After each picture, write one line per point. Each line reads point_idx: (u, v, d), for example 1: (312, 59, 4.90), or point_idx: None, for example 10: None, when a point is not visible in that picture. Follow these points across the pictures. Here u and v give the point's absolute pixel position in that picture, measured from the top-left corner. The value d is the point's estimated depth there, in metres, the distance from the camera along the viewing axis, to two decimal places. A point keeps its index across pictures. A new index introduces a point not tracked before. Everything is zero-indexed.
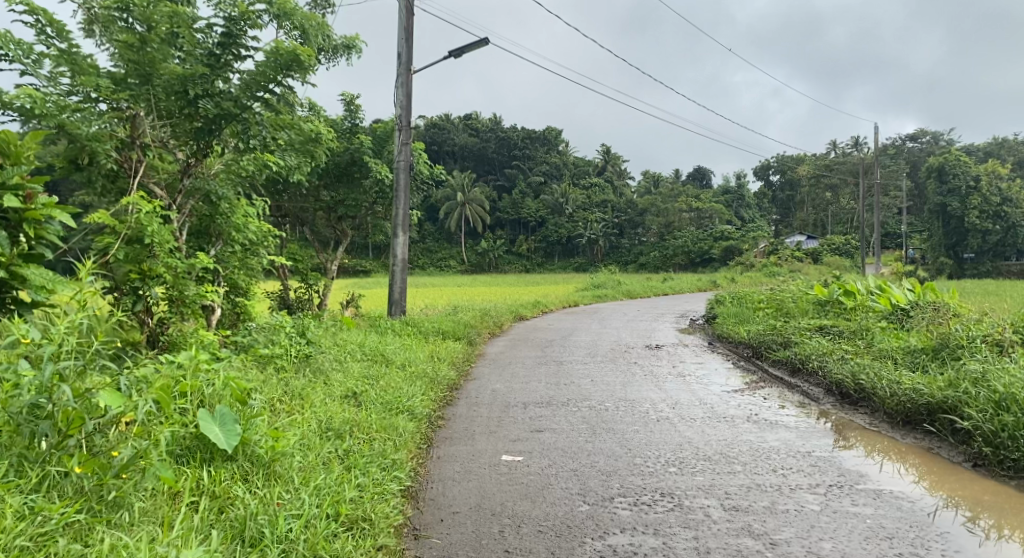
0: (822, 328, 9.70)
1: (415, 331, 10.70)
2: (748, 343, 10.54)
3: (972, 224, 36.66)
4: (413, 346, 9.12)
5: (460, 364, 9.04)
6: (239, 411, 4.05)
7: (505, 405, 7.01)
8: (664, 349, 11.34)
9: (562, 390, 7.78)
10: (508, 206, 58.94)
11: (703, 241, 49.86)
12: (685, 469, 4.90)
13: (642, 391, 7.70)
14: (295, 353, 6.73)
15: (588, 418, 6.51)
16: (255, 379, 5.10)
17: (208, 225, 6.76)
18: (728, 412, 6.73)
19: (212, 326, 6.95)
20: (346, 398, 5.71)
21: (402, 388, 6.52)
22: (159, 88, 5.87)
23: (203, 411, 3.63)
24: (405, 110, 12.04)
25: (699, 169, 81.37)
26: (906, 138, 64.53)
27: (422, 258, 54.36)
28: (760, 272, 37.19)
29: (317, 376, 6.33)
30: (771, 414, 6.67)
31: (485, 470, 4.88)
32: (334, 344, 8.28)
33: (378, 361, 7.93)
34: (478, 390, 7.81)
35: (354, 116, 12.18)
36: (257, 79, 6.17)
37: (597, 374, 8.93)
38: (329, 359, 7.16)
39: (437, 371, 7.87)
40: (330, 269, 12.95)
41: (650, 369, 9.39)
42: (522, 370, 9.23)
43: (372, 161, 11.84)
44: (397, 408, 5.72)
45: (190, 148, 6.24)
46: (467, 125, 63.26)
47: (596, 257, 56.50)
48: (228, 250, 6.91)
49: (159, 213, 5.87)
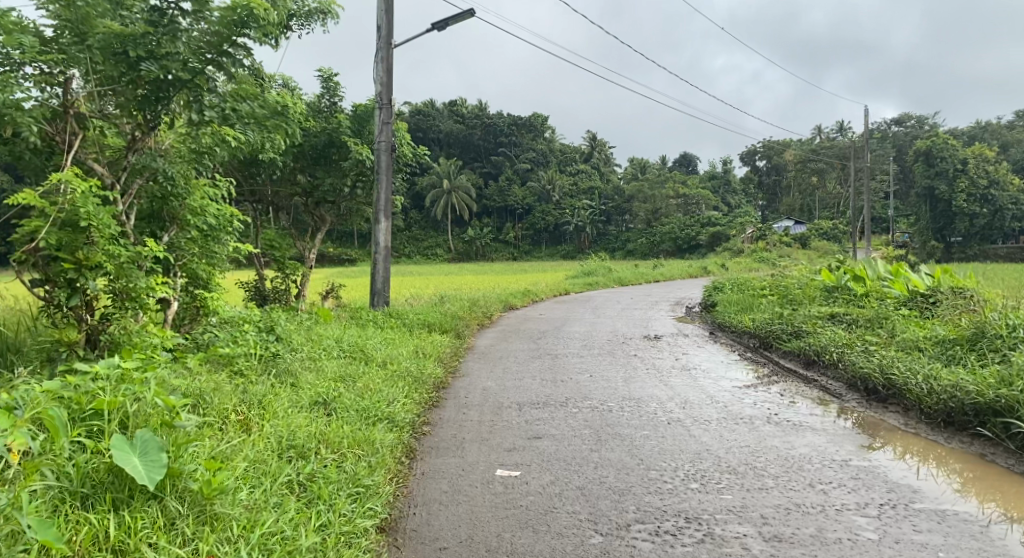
0: (833, 317, 9.06)
1: (399, 323, 9.98)
2: (754, 332, 9.90)
3: (960, 207, 36.27)
4: (396, 341, 8.38)
5: (447, 360, 8.33)
6: (165, 435, 3.29)
7: (497, 408, 6.31)
8: (663, 340, 10.68)
9: (560, 389, 7.09)
10: (495, 193, 58.13)
11: (691, 227, 49.28)
12: (710, 486, 4.23)
13: (648, 389, 7.02)
14: (259, 352, 6.00)
15: (591, 421, 5.82)
16: (203, 385, 4.35)
17: (159, 207, 5.99)
18: (745, 412, 6.06)
19: (168, 323, 6.18)
20: (315, 405, 4.98)
21: (382, 391, 5.80)
22: (95, 48, 5.13)
23: (118, 440, 2.96)
24: (386, 87, 11.24)
25: (686, 156, 80.84)
26: (893, 122, 64.15)
27: (408, 247, 53.59)
28: (749, 259, 36.74)
29: (284, 379, 5.62)
30: (792, 413, 6.02)
31: (477, 489, 4.18)
32: (308, 339, 7.54)
33: (356, 359, 7.20)
34: (467, 389, 7.10)
35: (332, 94, 11.38)
36: (215, 41, 5.47)
37: (596, 368, 8.24)
38: (300, 358, 6.44)
39: (422, 369, 7.16)
40: (308, 258, 12.18)
41: (652, 362, 8.72)
42: (514, 365, 8.53)
43: (350, 141, 11.05)
44: (372, 415, 5.01)
45: (137, 120, 5.52)
46: (452, 111, 62.24)
47: (584, 244, 55.85)
48: (183, 236, 6.15)
49: (99, 193, 5.08)
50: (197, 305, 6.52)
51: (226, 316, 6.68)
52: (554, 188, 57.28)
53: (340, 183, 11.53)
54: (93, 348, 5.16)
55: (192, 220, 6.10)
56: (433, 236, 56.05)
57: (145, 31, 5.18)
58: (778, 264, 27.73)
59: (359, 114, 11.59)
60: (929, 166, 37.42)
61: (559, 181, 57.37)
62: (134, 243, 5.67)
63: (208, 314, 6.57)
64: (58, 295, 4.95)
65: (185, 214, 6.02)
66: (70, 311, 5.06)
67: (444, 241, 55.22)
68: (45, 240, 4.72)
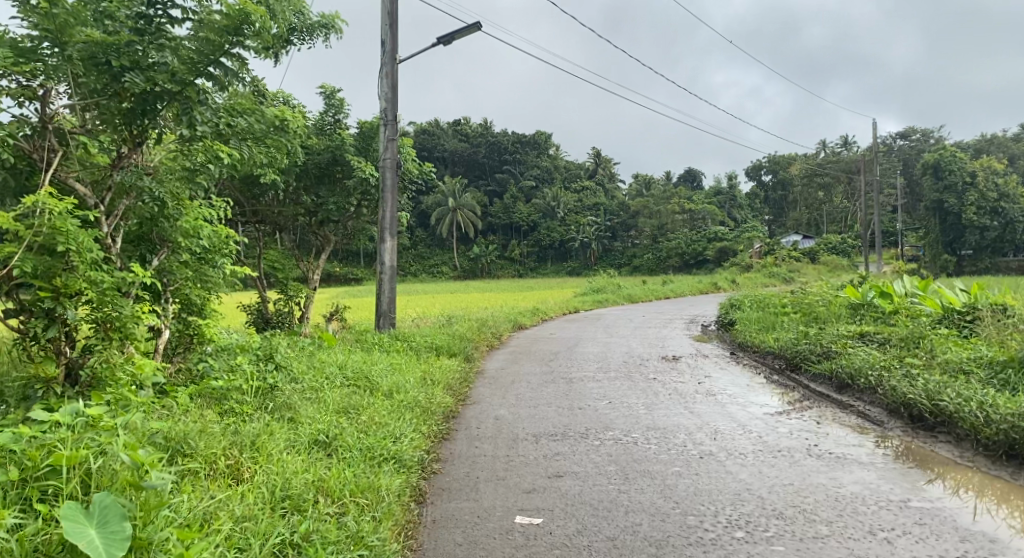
0: (864, 336, 8.59)
1: (405, 346, 9.55)
2: (780, 353, 9.41)
3: (970, 220, 35.71)
4: (403, 367, 7.93)
5: (457, 386, 7.88)
6: (133, 496, 2.99)
7: (512, 440, 5.87)
8: (682, 361, 10.20)
9: (578, 417, 6.63)
10: (500, 211, 57.78)
11: (698, 243, 48.77)
12: (757, 535, 3.78)
13: (673, 417, 6.55)
14: (256, 383, 5.57)
15: (616, 455, 5.37)
16: (192, 426, 4.02)
17: (149, 229, 5.62)
18: (781, 443, 5.61)
19: (158, 354, 5.78)
20: (314, 445, 4.56)
21: (389, 425, 5.36)
22: (75, 59, 4.73)
23: (68, 508, 2.67)
24: (391, 103, 10.88)
25: (692, 171, 80.45)
26: (899, 135, 63.72)
27: (413, 265, 53.26)
28: (758, 274, 36.22)
29: (283, 414, 5.20)
30: (834, 444, 5.54)
31: (495, 541, 3.73)
32: (310, 366, 7.11)
33: (361, 388, 6.76)
34: (479, 418, 6.65)
35: (336, 110, 11.04)
36: (207, 50, 5.08)
37: (615, 394, 7.77)
38: (300, 389, 6.01)
39: (431, 398, 6.71)
40: (312, 279, 11.79)
41: (673, 386, 8.25)
42: (527, 390, 8.06)
43: (355, 159, 10.69)
44: (376, 455, 4.57)
45: (123, 135, 5.14)
46: (456, 130, 62.13)
47: (590, 260, 55.40)
48: (174, 260, 5.78)
49: (77, 215, 4.64)
50: (191, 333, 6.12)
51: (222, 344, 6.27)
52: (559, 205, 56.95)
53: (345, 202, 11.16)
54: (73, 382, 4.83)
55: (185, 243, 5.72)
56: (439, 254, 55.73)
57: (129, 39, 4.81)
58: (787, 279, 27.21)
59: (364, 132, 11.24)
60: (937, 179, 36.93)
61: (564, 198, 57.06)
62: (121, 269, 5.30)
63: (203, 343, 6.17)
64: (33, 327, 4.55)
65: (175, 236, 5.63)
66: (48, 343, 4.67)
67: (449, 260, 54.87)
68: (20, 266, 4.29)
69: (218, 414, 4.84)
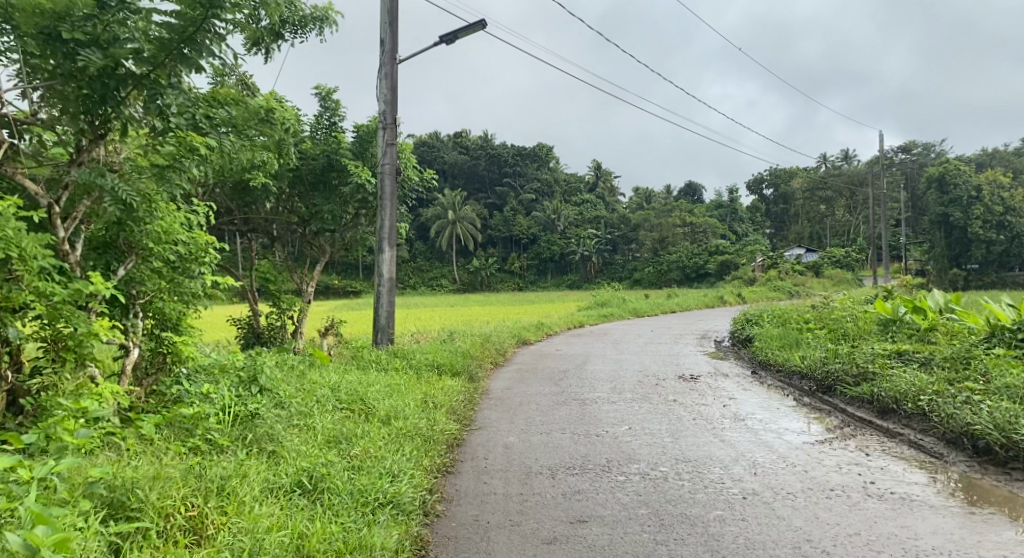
0: (902, 355, 7.93)
1: (405, 364, 8.88)
2: (808, 373, 8.73)
3: (976, 234, 35.03)
4: (401, 387, 7.26)
5: (461, 409, 7.19)
6: None
7: (525, 474, 5.20)
8: (701, 381, 9.52)
9: (597, 446, 5.96)
10: (500, 223, 57.51)
11: (699, 256, 48.02)
12: None
13: (703, 448, 5.89)
14: (236, 410, 4.93)
15: (646, 494, 4.71)
16: (145, 471, 3.39)
17: (116, 234, 5.01)
18: (832, 480, 4.94)
19: (124, 379, 5.14)
20: (299, 487, 3.90)
21: (386, 459, 4.67)
22: (27, 38, 4.16)
23: None
24: (391, 105, 10.26)
25: (693, 185, 79.89)
26: (901, 150, 63.22)
27: (412, 278, 52.55)
28: (763, 288, 35.59)
29: (263, 449, 4.54)
30: (893, 482, 4.86)
31: None
32: (299, 387, 6.44)
33: (356, 415, 6.08)
34: (487, 447, 5.97)
35: (332, 112, 10.41)
36: (180, 26, 4.39)
37: (634, 419, 7.09)
38: (287, 417, 5.34)
39: (433, 424, 6.02)
40: (305, 291, 10.96)
41: (696, 410, 7.58)
42: (537, 413, 7.38)
43: (351, 164, 10.05)
44: (369, 500, 3.91)
45: (82, 124, 4.45)
46: (456, 143, 61.64)
47: (590, 273, 54.71)
48: (144, 268, 5.18)
49: (20, 215, 3.98)
50: (164, 353, 5.49)
51: (199, 364, 5.62)
52: (560, 218, 56.38)
53: (341, 210, 10.50)
54: (17, 411, 4.18)
55: (156, 249, 5.09)
56: (439, 267, 55.13)
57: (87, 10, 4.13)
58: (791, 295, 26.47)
59: (361, 136, 10.58)
60: (942, 193, 36.23)
61: (565, 211, 56.51)
62: (81, 279, 4.67)
63: (177, 365, 5.54)
64: None
65: (145, 241, 5.00)
66: None
67: (449, 273, 54.29)
68: None
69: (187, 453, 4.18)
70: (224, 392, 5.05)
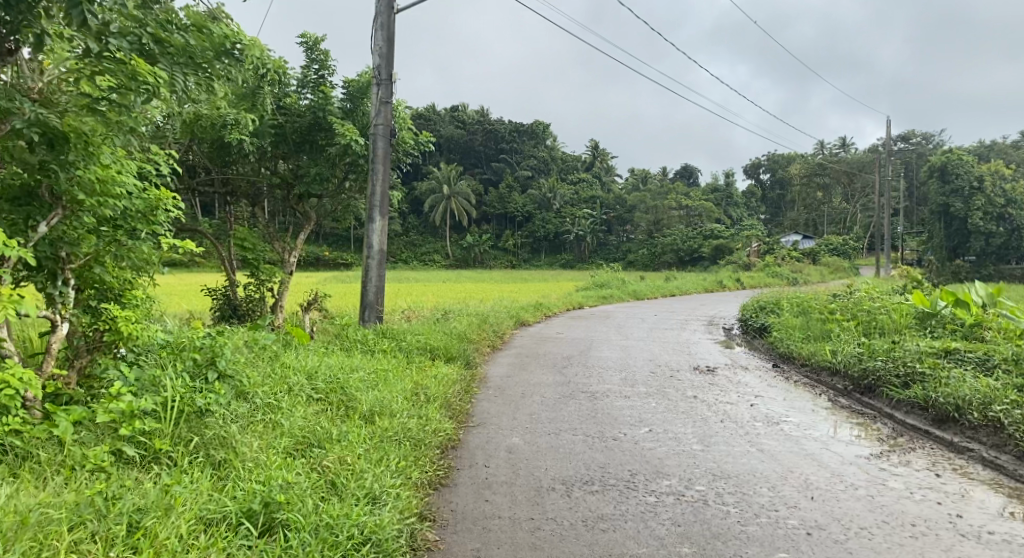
0: (953, 355, 7.04)
1: (394, 346, 7.96)
2: (842, 370, 7.84)
3: (975, 226, 33.99)
4: (388, 374, 6.32)
5: (456, 402, 6.26)
6: None
7: (537, 490, 4.32)
8: (720, 374, 8.64)
9: (617, 455, 5.06)
10: (495, 200, 56.38)
11: (694, 239, 46.73)
12: None
13: (742, 461, 5.01)
14: (181, 405, 3.94)
15: (689, 524, 3.84)
16: (12, 509, 2.81)
17: (39, 181, 4.05)
18: (911, 509, 4.10)
19: (44, 368, 4.15)
20: (249, 520, 3.08)
21: (366, 472, 3.78)
22: None
23: None
24: (386, 59, 9.18)
25: (689, 168, 78.92)
26: (902, 139, 62.21)
27: (403, 253, 51.54)
28: (760, 274, 34.63)
29: (211, 459, 3.67)
30: (986, 517, 4.01)
31: None
32: (267, 373, 5.50)
33: (334, 409, 5.18)
34: (486, 450, 5.08)
35: (319, 64, 9.37)
36: None
37: (654, 419, 6.19)
38: (248, 411, 4.44)
39: (423, 423, 5.08)
40: (287, 262, 10.06)
41: (722, 409, 6.69)
42: (540, 408, 6.47)
43: (339, 123, 9.01)
44: (339, 540, 3.06)
45: None
46: (452, 116, 60.23)
47: (583, 253, 53.77)
48: (73, 227, 4.24)
49: None
50: (102, 329, 4.54)
51: (147, 342, 4.67)
52: (555, 196, 55.22)
53: (328, 174, 9.52)
54: None
55: (89, 202, 4.09)
56: (431, 242, 54.08)
57: None
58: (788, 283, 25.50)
59: (351, 93, 9.54)
60: (944, 183, 35.12)
61: (560, 189, 55.38)
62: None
63: (117, 345, 4.61)
64: None
65: (75, 190, 4.03)
66: None
67: (441, 248, 53.23)
68: None
69: (109, 472, 3.27)
70: (170, 381, 4.08)
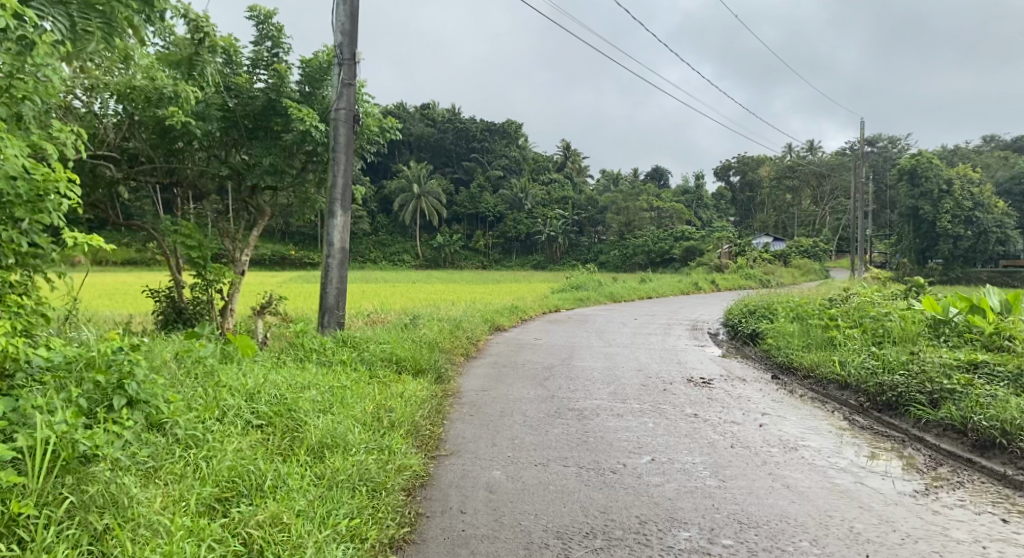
0: (981, 368, 6.30)
1: (355, 357, 7.01)
2: (854, 385, 7.08)
3: (943, 228, 33.78)
4: (343, 393, 5.37)
5: (425, 426, 5.35)
6: None
7: (526, 548, 3.45)
8: (718, 387, 7.83)
9: (618, 495, 4.20)
10: (465, 200, 55.37)
11: (664, 241, 46.25)
12: None
13: (770, 502, 4.19)
14: (60, 451, 2.99)
15: None
16: None
17: None
18: None
19: None
20: None
21: None
22: None
23: None
24: (349, 36, 8.17)
25: (661, 170, 78.91)
26: (868, 142, 62.56)
27: (371, 254, 50.32)
28: (733, 277, 34.16)
29: (90, 529, 2.83)
30: None
31: None
32: (193, 394, 4.52)
33: (273, 440, 4.24)
34: (460, 488, 4.18)
35: (273, 41, 8.39)
36: None
37: (656, 445, 5.34)
38: (159, 449, 3.54)
39: (385, 460, 4.15)
40: (238, 261, 8.96)
41: (729, 432, 5.86)
42: (523, 431, 5.57)
43: (294, 105, 8.00)
44: None
45: None
46: (422, 115, 59.16)
47: (555, 255, 53.04)
48: None
49: None
50: None
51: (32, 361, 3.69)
52: (526, 196, 54.38)
53: (283, 164, 8.54)
54: None
55: None
56: (401, 242, 52.96)
57: None
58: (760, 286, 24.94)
59: (309, 73, 8.54)
60: (914, 186, 35.00)
61: (532, 189, 54.58)
62: None
63: None
64: None
65: None
66: None
67: (410, 249, 52.09)
68: None
69: None
70: (52, 414, 3.12)
